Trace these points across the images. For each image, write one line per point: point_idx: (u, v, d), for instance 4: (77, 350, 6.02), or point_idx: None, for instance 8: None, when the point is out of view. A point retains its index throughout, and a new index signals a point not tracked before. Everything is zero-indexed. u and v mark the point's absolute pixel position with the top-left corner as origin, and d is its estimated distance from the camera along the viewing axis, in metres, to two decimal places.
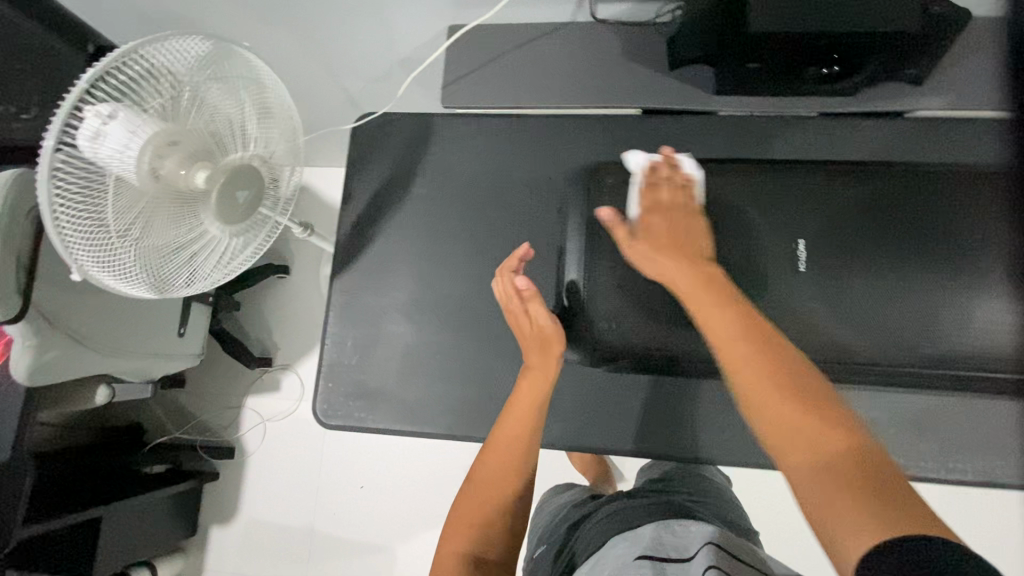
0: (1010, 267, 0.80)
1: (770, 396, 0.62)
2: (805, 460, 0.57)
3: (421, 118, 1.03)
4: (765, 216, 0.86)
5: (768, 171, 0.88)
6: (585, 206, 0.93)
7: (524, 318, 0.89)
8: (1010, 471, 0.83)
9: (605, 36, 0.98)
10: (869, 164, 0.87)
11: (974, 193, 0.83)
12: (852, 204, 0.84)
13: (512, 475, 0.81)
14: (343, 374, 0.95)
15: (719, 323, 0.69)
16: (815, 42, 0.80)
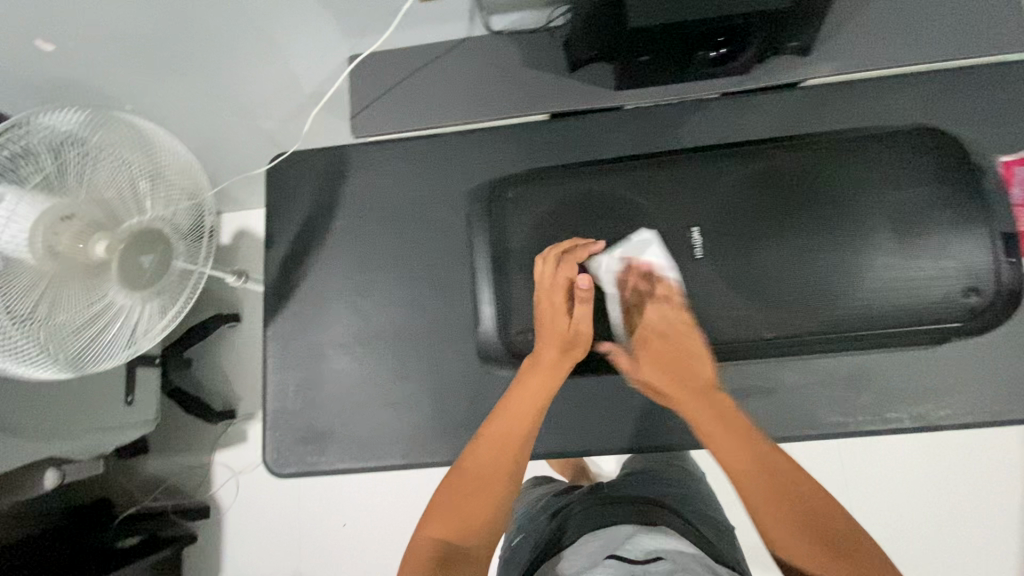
0: (894, 221, 0.83)
1: (766, 497, 0.72)
2: (806, 555, 0.66)
3: (336, 150, 1.02)
4: (658, 207, 0.89)
5: (659, 167, 0.90)
6: (490, 223, 0.94)
7: (559, 312, 0.86)
8: (947, 412, 0.85)
9: (503, 46, 0.99)
10: (749, 144, 0.90)
11: (850, 156, 0.86)
12: (737, 184, 0.87)
13: (501, 473, 0.78)
14: (290, 419, 0.93)
15: (732, 454, 0.77)
16: (698, 27, 0.82)
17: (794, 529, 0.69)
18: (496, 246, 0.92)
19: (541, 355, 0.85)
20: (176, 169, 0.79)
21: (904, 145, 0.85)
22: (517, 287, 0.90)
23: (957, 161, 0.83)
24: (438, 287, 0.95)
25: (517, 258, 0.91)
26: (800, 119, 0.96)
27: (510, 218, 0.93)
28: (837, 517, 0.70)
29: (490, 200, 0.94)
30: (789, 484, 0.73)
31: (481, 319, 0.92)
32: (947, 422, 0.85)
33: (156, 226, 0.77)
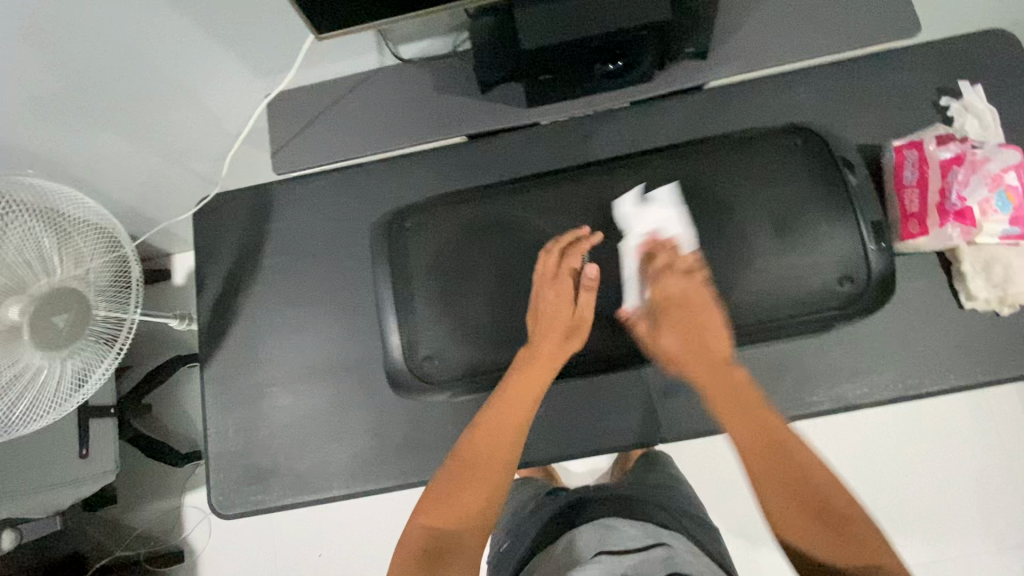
0: (776, 218, 0.84)
1: (786, 501, 0.56)
2: (804, 530, 0.55)
3: (260, 189, 1.04)
4: (555, 223, 0.88)
5: (552, 184, 0.90)
6: (388, 252, 0.89)
7: (564, 301, 0.80)
8: (867, 390, 0.88)
9: (413, 74, 1.02)
10: (639, 153, 0.90)
11: (734, 158, 0.87)
12: (629, 194, 0.88)
13: (499, 459, 0.68)
14: (232, 460, 0.94)
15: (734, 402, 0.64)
16: (589, 46, 0.86)
17: (814, 533, 0.54)
18: (396, 275, 0.87)
19: (544, 344, 0.78)
20: (80, 225, 0.82)
21: (784, 144, 0.87)
22: (424, 314, 0.85)
23: (824, 158, 0.85)
24: (368, 315, 0.97)
25: (417, 284, 0.86)
26: (705, 120, 0.99)
27: (413, 245, 0.88)
28: (869, 542, 0.53)
29: (388, 228, 0.89)
30: (812, 497, 0.56)
31: (388, 355, 0.86)
32: (865, 400, 0.88)
33: (70, 285, 0.81)
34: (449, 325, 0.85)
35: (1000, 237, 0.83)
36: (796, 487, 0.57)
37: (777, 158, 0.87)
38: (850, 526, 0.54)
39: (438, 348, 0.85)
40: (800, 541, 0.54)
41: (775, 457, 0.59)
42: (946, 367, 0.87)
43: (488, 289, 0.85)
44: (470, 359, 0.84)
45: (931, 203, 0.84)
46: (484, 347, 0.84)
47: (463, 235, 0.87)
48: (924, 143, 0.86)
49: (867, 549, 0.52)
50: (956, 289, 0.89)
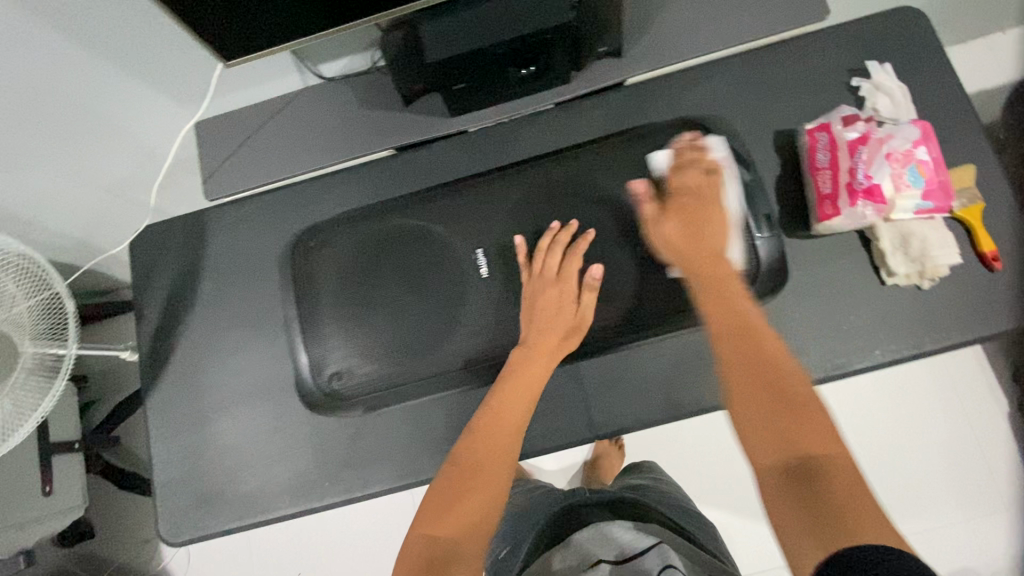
0: None
1: (751, 396, 0.62)
2: (760, 432, 0.59)
3: (194, 216, 1.05)
4: (452, 232, 0.91)
5: (447, 197, 0.93)
6: (295, 271, 0.95)
7: (566, 299, 0.85)
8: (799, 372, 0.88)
9: (335, 90, 1.03)
10: (528, 162, 0.95)
11: (616, 163, 0.92)
12: (522, 202, 0.92)
13: (500, 464, 0.71)
14: (178, 487, 0.95)
15: (721, 313, 0.71)
16: (495, 51, 0.86)
17: (768, 422, 0.59)
18: (300, 295, 0.93)
19: (545, 341, 0.83)
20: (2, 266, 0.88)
21: (664, 147, 0.92)
22: (331, 333, 0.90)
23: (707, 154, 0.89)
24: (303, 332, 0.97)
25: (317, 303, 0.92)
26: (624, 116, 1.00)
27: (317, 265, 0.93)
28: (817, 435, 0.56)
29: (297, 247, 0.95)
30: (772, 395, 0.61)
31: (305, 374, 0.91)
32: None
33: None
34: (350, 340, 0.88)
35: (914, 212, 0.86)
36: (766, 384, 0.62)
37: (659, 159, 0.92)
38: (804, 416, 0.58)
39: (343, 361, 0.88)
40: (756, 425, 0.60)
41: (748, 353, 0.65)
42: (871, 345, 0.88)
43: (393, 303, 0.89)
44: (378, 372, 0.87)
45: (842, 184, 0.85)
46: (384, 361, 0.87)
47: (359, 255, 0.92)
48: (832, 125, 0.87)
49: (818, 443, 0.56)
50: (877, 266, 0.90)
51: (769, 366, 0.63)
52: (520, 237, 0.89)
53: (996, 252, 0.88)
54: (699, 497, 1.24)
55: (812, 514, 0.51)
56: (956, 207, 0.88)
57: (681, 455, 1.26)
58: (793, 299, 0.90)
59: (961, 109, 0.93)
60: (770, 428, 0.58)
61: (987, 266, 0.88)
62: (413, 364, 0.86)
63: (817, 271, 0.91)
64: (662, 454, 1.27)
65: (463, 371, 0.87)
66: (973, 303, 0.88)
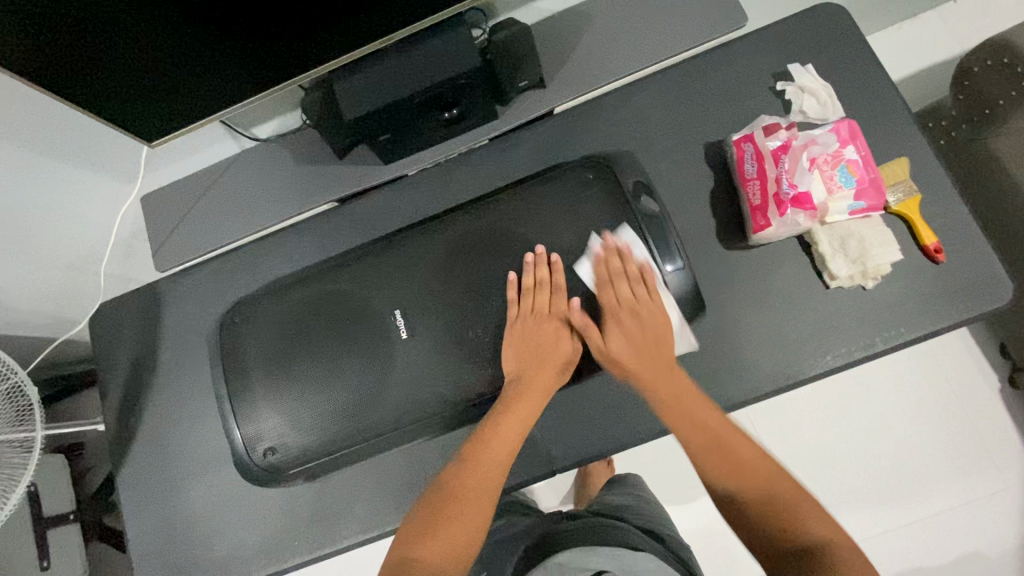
0: (583, 255, 0.85)
1: (743, 497, 0.69)
2: (757, 527, 0.67)
3: (148, 288, 1.07)
4: (372, 290, 0.87)
5: (367, 256, 0.90)
6: (223, 343, 0.90)
7: (561, 334, 0.83)
8: (755, 384, 0.88)
9: (271, 149, 1.05)
10: (446, 213, 0.91)
11: (534, 202, 0.88)
12: (439, 253, 0.88)
13: (483, 500, 0.72)
14: (156, 557, 0.96)
15: (686, 405, 0.76)
16: (412, 102, 0.87)
17: (764, 515, 0.67)
18: (229, 372, 0.88)
19: (537, 377, 0.80)
20: None
21: (583, 181, 0.88)
22: (266, 408, 0.85)
23: (617, 188, 0.86)
24: None
25: (244, 377, 0.87)
26: (555, 145, 1.00)
27: (244, 337, 0.89)
28: (810, 522, 0.65)
29: (221, 329, 0.90)
30: (724, 463, 0.71)
31: (253, 459, 0.85)
32: (749, 395, 0.87)
33: None
34: (281, 410, 0.84)
35: (848, 214, 0.85)
36: (751, 478, 0.70)
37: (579, 193, 0.87)
38: (795, 507, 0.67)
39: (278, 431, 0.84)
40: (756, 527, 0.67)
41: (719, 451, 0.72)
42: (822, 350, 0.87)
43: (318, 376, 0.84)
44: (312, 443, 0.83)
45: (770, 194, 0.85)
46: (314, 429, 0.83)
47: (280, 321, 0.88)
48: (755, 136, 0.87)
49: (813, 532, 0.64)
50: (821, 270, 0.89)
51: (748, 465, 0.71)
52: (511, 271, 0.84)
53: (938, 243, 0.87)
54: (685, 509, 1.22)
55: None
56: (891, 201, 0.87)
57: (663, 467, 1.24)
58: (739, 312, 0.89)
59: (888, 101, 0.93)
60: (762, 523, 0.67)
61: (931, 258, 0.87)
62: (341, 430, 0.82)
63: (758, 282, 0.90)
64: (645, 468, 1.25)
65: (397, 432, 0.83)
66: (920, 296, 0.87)
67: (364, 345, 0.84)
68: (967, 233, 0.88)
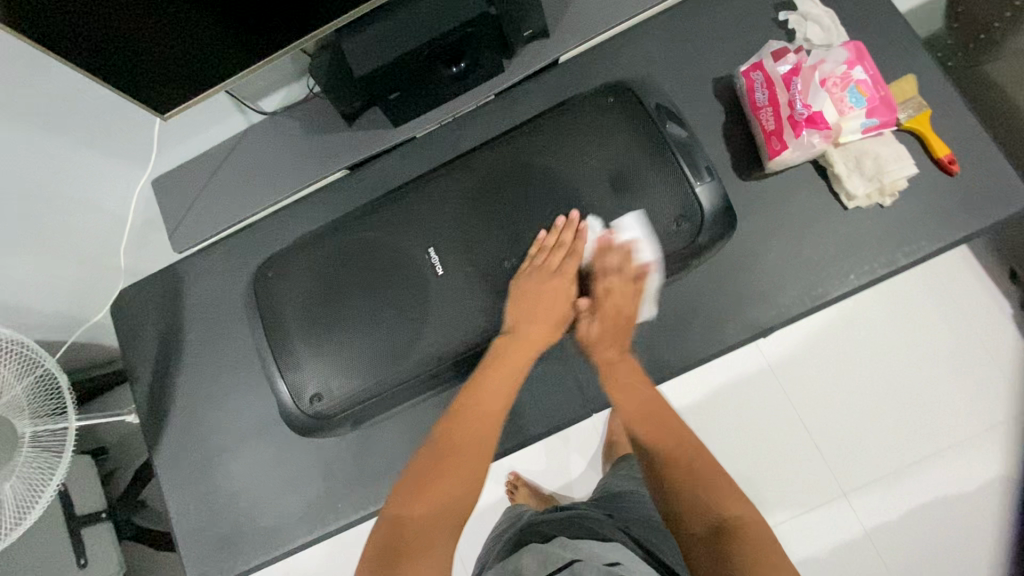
0: (608, 179, 0.84)
1: (672, 473, 0.72)
2: (681, 500, 0.69)
3: (167, 271, 1.07)
4: (401, 234, 0.87)
5: (394, 202, 0.90)
6: (258, 301, 0.90)
7: (560, 293, 0.83)
8: (781, 309, 0.89)
9: (279, 122, 1.05)
10: (469, 152, 0.91)
11: (555, 133, 0.87)
12: (465, 191, 0.87)
13: (476, 457, 0.74)
14: (201, 532, 0.97)
15: (630, 396, 0.81)
16: (420, 55, 0.87)
17: (688, 496, 0.69)
18: (267, 330, 0.88)
19: (533, 333, 0.82)
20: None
21: (605, 108, 0.87)
22: (308, 358, 0.85)
23: (637, 109, 0.85)
24: None
25: (282, 331, 0.87)
26: (563, 94, 1.01)
27: (279, 293, 0.89)
28: (732, 503, 0.68)
29: (256, 283, 0.90)
30: (658, 446, 0.76)
31: (302, 410, 0.85)
32: (778, 320, 0.88)
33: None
34: (325, 356, 0.84)
35: (861, 133, 0.85)
36: (682, 460, 0.74)
37: (601, 121, 0.86)
38: (716, 487, 0.70)
39: (320, 382, 0.84)
40: (683, 501, 0.69)
41: (662, 436, 0.77)
42: (845, 269, 0.88)
43: (358, 320, 0.84)
44: (356, 389, 0.83)
45: (784, 118, 0.85)
46: (359, 374, 0.83)
47: (314, 272, 0.88)
48: (764, 63, 0.88)
49: (733, 510, 0.67)
50: (837, 193, 0.90)
51: (683, 449, 0.75)
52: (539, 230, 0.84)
53: (952, 155, 0.88)
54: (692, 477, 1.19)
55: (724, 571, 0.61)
56: (902, 118, 0.88)
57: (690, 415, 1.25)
58: (761, 238, 0.91)
59: (890, 23, 0.93)
60: (688, 497, 0.69)
61: (945, 171, 0.88)
62: (387, 371, 0.83)
63: (777, 209, 0.91)
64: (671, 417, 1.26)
65: (441, 369, 0.83)
66: (939, 209, 0.88)
67: (401, 289, 0.85)
68: (979, 144, 0.89)
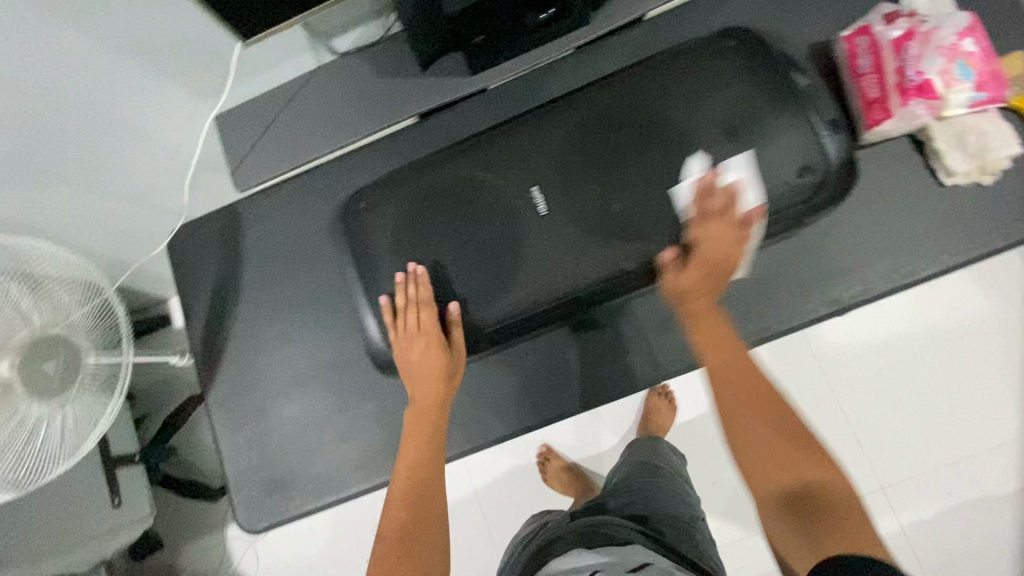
0: (722, 128, 0.78)
1: (745, 422, 0.66)
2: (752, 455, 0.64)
3: (227, 210, 1.04)
4: (498, 173, 0.83)
5: (495, 138, 0.85)
6: (349, 233, 0.88)
7: (434, 348, 0.82)
8: (865, 286, 0.86)
9: (351, 64, 1.01)
10: (576, 90, 0.85)
11: (670, 76, 0.81)
12: (569, 131, 0.83)
13: (429, 514, 0.71)
14: (251, 476, 0.95)
15: (717, 350, 0.73)
16: None
17: (762, 447, 0.64)
18: (363, 262, 0.87)
19: (422, 391, 0.82)
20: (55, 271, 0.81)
21: (724, 52, 0.81)
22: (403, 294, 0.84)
23: (763, 55, 0.79)
24: (342, 308, 0.97)
25: (379, 262, 0.85)
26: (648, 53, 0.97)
27: (371, 226, 0.86)
28: (809, 455, 0.62)
29: (347, 212, 0.88)
30: (730, 394, 0.69)
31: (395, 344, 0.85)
32: (861, 297, 0.86)
33: (52, 333, 0.80)
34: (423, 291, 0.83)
35: (967, 107, 0.81)
36: (758, 413, 0.67)
37: (721, 65, 0.80)
38: (788, 437, 0.64)
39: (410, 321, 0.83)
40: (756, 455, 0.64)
41: (743, 401, 0.68)
42: (936, 250, 0.86)
43: (456, 257, 0.83)
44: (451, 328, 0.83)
45: (890, 85, 0.82)
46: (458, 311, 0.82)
47: (409, 207, 0.85)
48: (871, 27, 0.84)
49: (806, 459, 0.62)
50: (934, 169, 0.87)
51: (759, 408, 0.67)
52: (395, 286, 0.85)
53: None
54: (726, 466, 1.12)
55: (803, 527, 0.56)
56: (1009, 96, 0.85)
57: None
58: (848, 213, 0.88)
59: None
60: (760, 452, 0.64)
61: None
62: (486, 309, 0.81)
63: (867, 184, 0.88)
64: None
65: (533, 316, 0.81)
66: None
67: (501, 232, 0.82)
68: None
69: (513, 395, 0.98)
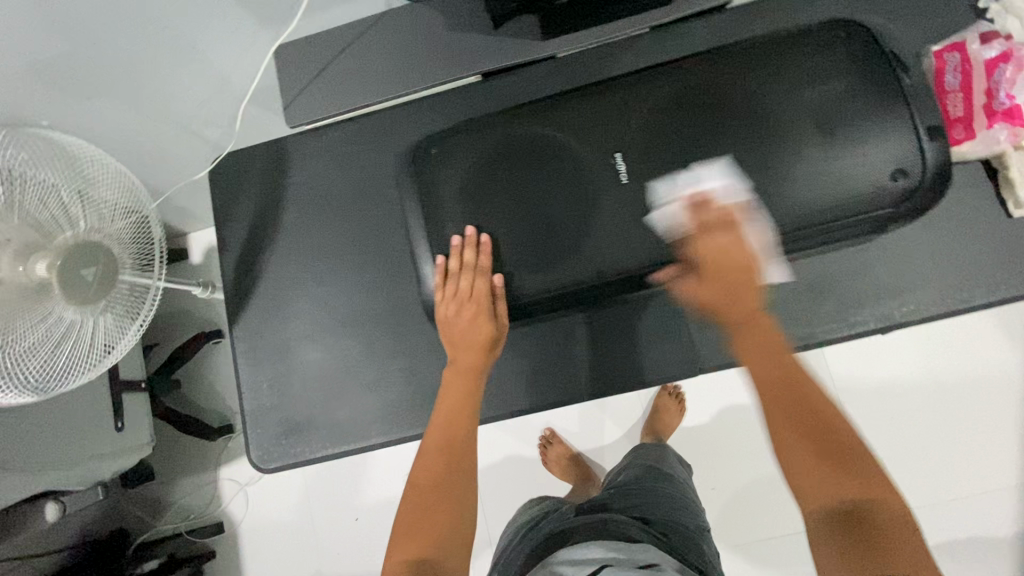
0: (821, 120, 0.76)
1: (790, 429, 0.59)
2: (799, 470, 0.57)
3: (274, 144, 1.02)
4: (580, 137, 0.81)
5: (580, 101, 0.83)
6: (413, 180, 0.86)
7: (482, 316, 0.81)
8: (916, 306, 0.85)
9: (421, 12, 0.98)
10: (669, 63, 0.83)
11: (771, 58, 0.79)
12: (658, 103, 0.81)
13: (461, 479, 0.71)
14: (268, 415, 0.94)
15: (756, 353, 0.66)
16: None
17: (814, 465, 0.56)
18: (427, 211, 0.84)
19: (462, 356, 0.82)
20: (104, 177, 0.79)
21: (830, 43, 0.78)
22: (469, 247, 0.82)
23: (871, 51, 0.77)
24: (382, 257, 0.96)
25: (444, 213, 0.84)
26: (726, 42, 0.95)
27: (441, 175, 0.84)
28: (871, 478, 0.54)
29: (414, 156, 0.85)
30: (783, 396, 0.61)
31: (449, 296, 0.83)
32: (911, 316, 0.85)
33: (94, 239, 0.77)
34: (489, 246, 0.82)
35: None
36: (807, 419, 0.59)
37: (824, 55, 0.78)
38: (846, 457, 0.56)
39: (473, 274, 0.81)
40: (811, 476, 0.56)
41: (793, 408, 0.60)
42: (995, 279, 0.85)
43: (529, 215, 0.81)
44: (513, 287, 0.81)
45: (978, 105, 0.80)
46: (525, 270, 0.81)
47: (483, 160, 0.83)
48: (966, 44, 0.82)
49: (870, 484, 0.54)
50: (1003, 198, 0.85)
51: (812, 413, 0.59)
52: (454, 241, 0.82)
53: None
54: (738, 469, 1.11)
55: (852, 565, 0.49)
56: None
57: None
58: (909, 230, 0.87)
59: None
60: (810, 475, 0.56)
61: None
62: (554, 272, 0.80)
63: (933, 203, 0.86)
64: None
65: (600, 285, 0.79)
66: None
67: (578, 195, 0.80)
68: None
69: (542, 368, 0.96)
